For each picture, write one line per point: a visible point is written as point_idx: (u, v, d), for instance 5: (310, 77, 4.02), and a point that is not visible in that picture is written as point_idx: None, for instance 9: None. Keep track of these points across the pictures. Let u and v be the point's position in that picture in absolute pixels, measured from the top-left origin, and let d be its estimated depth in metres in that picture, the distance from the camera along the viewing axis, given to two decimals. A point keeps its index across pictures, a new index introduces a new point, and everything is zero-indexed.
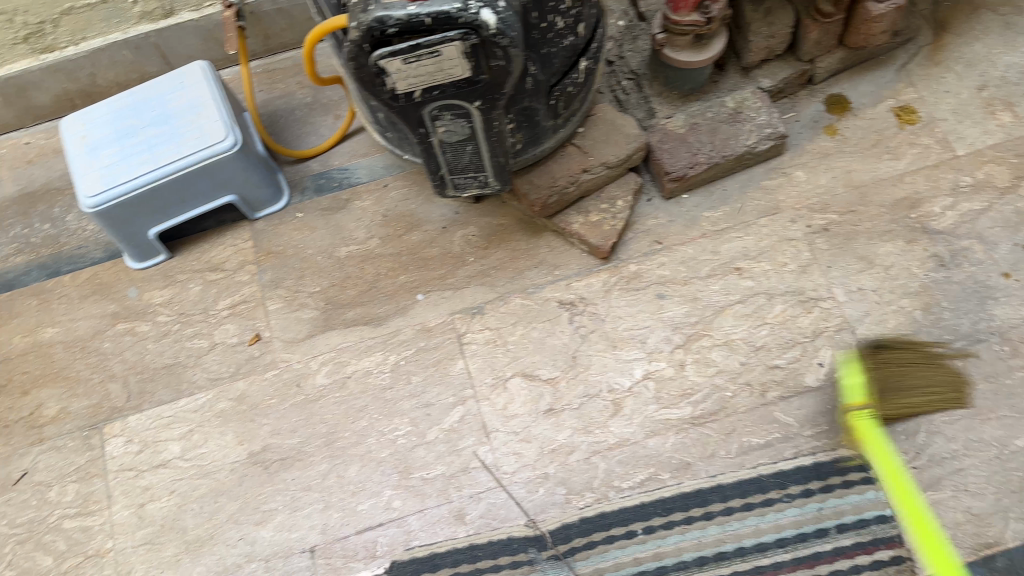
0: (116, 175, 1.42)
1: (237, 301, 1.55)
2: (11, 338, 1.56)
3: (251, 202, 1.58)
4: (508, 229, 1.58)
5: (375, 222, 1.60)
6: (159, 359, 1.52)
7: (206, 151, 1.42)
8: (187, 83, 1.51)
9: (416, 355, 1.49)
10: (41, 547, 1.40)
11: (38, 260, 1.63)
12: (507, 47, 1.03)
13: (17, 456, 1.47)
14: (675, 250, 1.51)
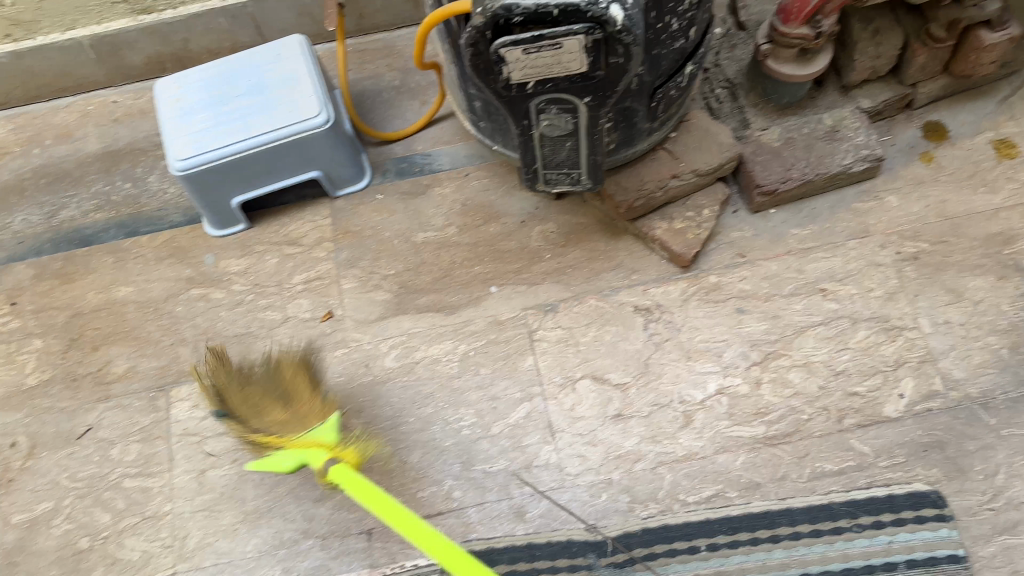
0: (208, 141, 1.43)
1: (312, 277, 1.55)
2: (85, 293, 1.57)
3: (333, 180, 1.58)
4: (587, 229, 1.55)
5: (454, 210, 1.59)
6: (231, 327, 1.52)
7: (298, 125, 1.43)
8: (284, 56, 1.52)
9: (485, 347, 1.46)
10: (100, 503, 1.40)
11: (118, 218, 1.64)
12: (629, 45, 1.01)
13: (82, 411, 1.47)
14: (758, 265, 1.48)
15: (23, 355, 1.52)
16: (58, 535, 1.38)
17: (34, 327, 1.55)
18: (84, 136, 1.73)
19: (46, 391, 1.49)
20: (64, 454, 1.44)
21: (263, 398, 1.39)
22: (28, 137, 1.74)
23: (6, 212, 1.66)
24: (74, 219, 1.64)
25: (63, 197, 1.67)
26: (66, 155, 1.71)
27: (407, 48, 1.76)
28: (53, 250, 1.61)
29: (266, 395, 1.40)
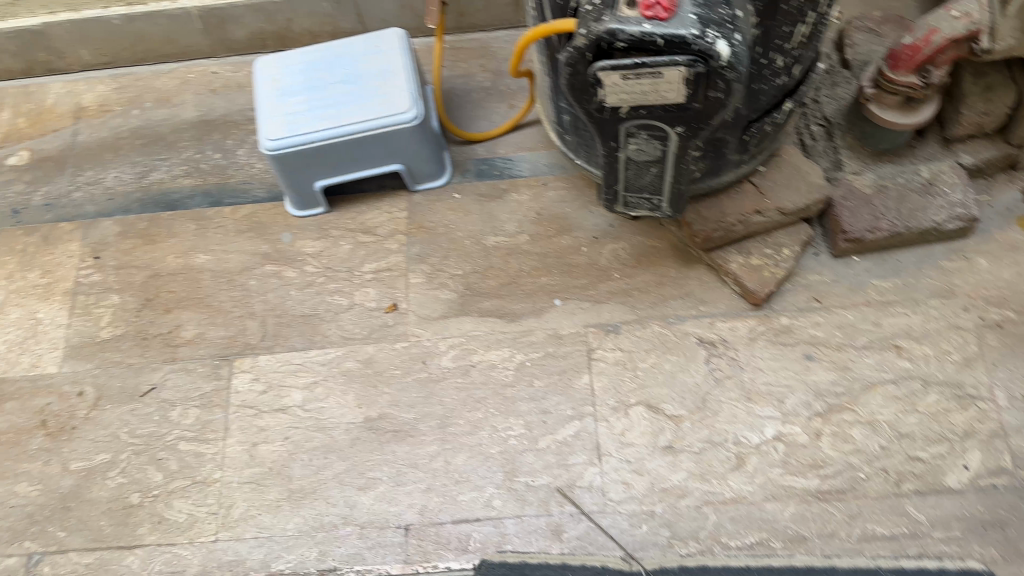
0: (300, 124, 1.46)
1: (382, 267, 1.57)
2: (164, 255, 1.62)
3: (414, 173, 1.60)
4: (660, 253, 1.53)
5: (529, 218, 1.59)
6: (298, 307, 1.55)
7: (388, 119, 1.45)
8: (383, 48, 1.54)
9: (543, 359, 1.46)
10: (154, 462, 1.45)
11: (204, 187, 1.68)
12: (731, 81, 0.99)
13: (148, 369, 1.52)
14: (833, 313, 1.44)
15: (99, 309, 1.58)
16: (112, 487, 1.43)
17: (113, 282, 1.60)
18: (181, 102, 1.78)
19: (117, 346, 1.55)
20: (127, 409, 1.49)
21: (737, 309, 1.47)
22: (129, 97, 1.80)
23: (100, 168, 1.72)
24: (163, 182, 1.70)
25: (155, 159, 1.72)
26: (163, 119, 1.76)
27: (502, 50, 1.76)
28: (139, 210, 1.67)
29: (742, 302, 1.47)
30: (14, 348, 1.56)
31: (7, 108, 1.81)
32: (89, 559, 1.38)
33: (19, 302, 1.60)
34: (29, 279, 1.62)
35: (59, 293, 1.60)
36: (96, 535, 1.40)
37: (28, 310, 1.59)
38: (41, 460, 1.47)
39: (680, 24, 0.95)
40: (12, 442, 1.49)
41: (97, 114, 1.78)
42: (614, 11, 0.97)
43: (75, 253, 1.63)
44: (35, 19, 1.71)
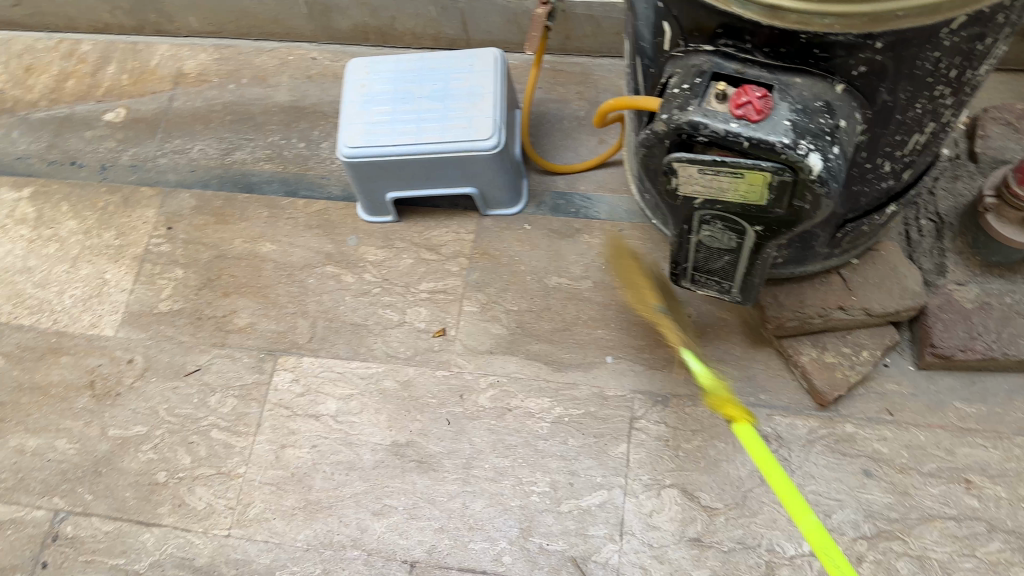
0: (380, 134, 1.43)
1: (439, 288, 1.55)
2: (233, 238, 1.63)
3: (487, 197, 1.55)
4: (727, 326, 1.43)
5: (596, 263, 1.52)
6: (350, 315, 1.55)
7: (466, 144, 1.41)
8: (476, 67, 1.48)
9: (582, 418, 1.40)
10: (185, 444, 1.47)
11: (283, 174, 1.68)
12: (821, 195, 0.89)
13: (197, 350, 1.54)
14: (904, 430, 1.33)
15: (163, 280, 1.61)
16: (142, 461, 1.47)
17: (180, 256, 1.62)
18: (276, 84, 1.77)
19: (173, 321, 1.57)
20: (170, 386, 1.52)
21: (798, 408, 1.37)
22: (228, 70, 1.80)
23: (189, 138, 1.74)
24: (245, 162, 1.70)
25: (242, 138, 1.72)
26: (256, 98, 1.76)
27: (603, 80, 1.68)
28: (217, 187, 1.68)
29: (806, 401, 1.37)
30: (79, 303, 1.61)
31: (114, 62, 1.85)
32: (109, 528, 1.42)
33: (91, 259, 1.64)
34: (104, 239, 1.66)
35: (128, 258, 1.63)
36: (118, 505, 1.44)
37: (97, 269, 1.63)
38: (83, 419, 1.51)
39: (771, 128, 0.85)
40: (61, 397, 1.54)
41: (195, 83, 1.79)
42: (701, 101, 0.88)
43: (150, 220, 1.66)
44: None
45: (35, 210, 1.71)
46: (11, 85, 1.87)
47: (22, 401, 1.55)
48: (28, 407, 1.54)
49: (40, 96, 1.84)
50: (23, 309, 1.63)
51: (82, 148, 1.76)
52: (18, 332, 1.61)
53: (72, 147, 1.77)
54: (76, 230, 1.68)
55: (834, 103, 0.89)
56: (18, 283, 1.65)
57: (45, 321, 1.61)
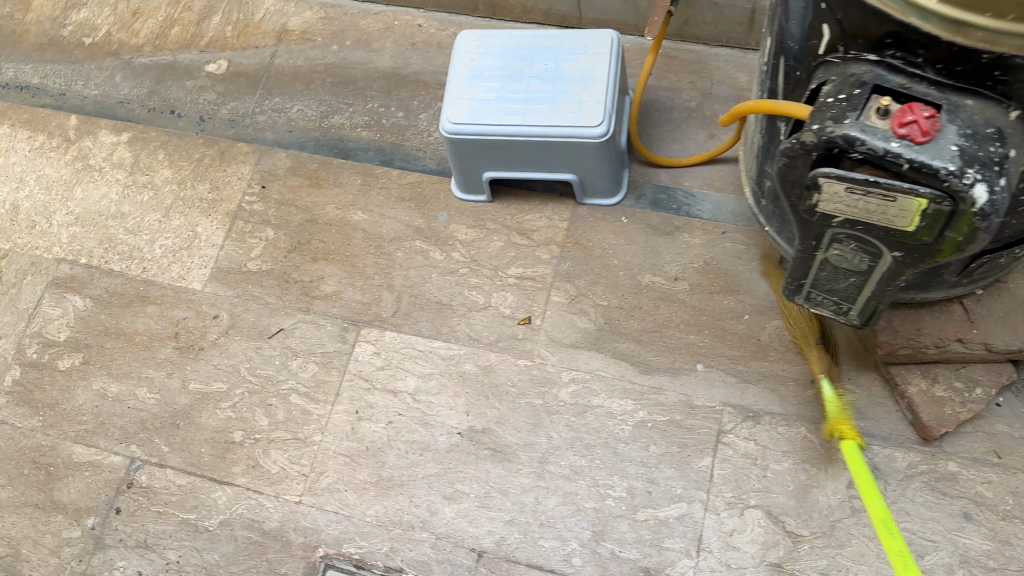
0: (486, 112, 1.39)
1: (527, 275, 1.51)
2: (326, 203, 1.61)
3: (586, 185, 1.50)
4: (830, 346, 1.36)
5: (695, 265, 1.45)
6: (436, 292, 1.52)
7: (575, 129, 1.36)
8: (591, 48, 1.42)
9: (667, 426, 1.34)
10: (263, 406, 1.47)
11: (380, 143, 1.66)
12: (979, 228, 0.82)
13: (282, 313, 1.54)
14: (1011, 475, 1.25)
15: (253, 239, 1.60)
16: (219, 418, 1.48)
17: (272, 217, 1.61)
18: (380, 49, 1.73)
19: (261, 281, 1.57)
20: (253, 346, 1.52)
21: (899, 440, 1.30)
22: (333, 30, 1.77)
23: (289, 97, 1.71)
24: (343, 127, 1.68)
25: (341, 102, 1.70)
26: (359, 62, 1.72)
27: (719, 70, 1.60)
28: (314, 149, 1.66)
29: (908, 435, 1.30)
30: (169, 254, 1.62)
31: (219, 13, 1.83)
32: (183, 481, 1.44)
33: (183, 211, 1.65)
34: (198, 191, 1.66)
35: (220, 213, 1.63)
36: (193, 460, 1.45)
37: (189, 222, 1.64)
38: (164, 370, 1.53)
39: (936, 151, 0.78)
40: (144, 345, 1.55)
41: (298, 40, 1.76)
42: (859, 114, 0.81)
43: (245, 177, 1.65)
44: None
45: (132, 156, 1.72)
46: (118, 28, 1.87)
47: (107, 345, 1.56)
48: (112, 353, 1.56)
49: (146, 41, 1.84)
50: (114, 254, 1.64)
51: (182, 98, 1.75)
52: (107, 277, 1.62)
53: (172, 96, 1.76)
54: (171, 180, 1.68)
55: (1006, 130, 0.81)
56: (111, 227, 1.66)
57: (134, 269, 1.62)
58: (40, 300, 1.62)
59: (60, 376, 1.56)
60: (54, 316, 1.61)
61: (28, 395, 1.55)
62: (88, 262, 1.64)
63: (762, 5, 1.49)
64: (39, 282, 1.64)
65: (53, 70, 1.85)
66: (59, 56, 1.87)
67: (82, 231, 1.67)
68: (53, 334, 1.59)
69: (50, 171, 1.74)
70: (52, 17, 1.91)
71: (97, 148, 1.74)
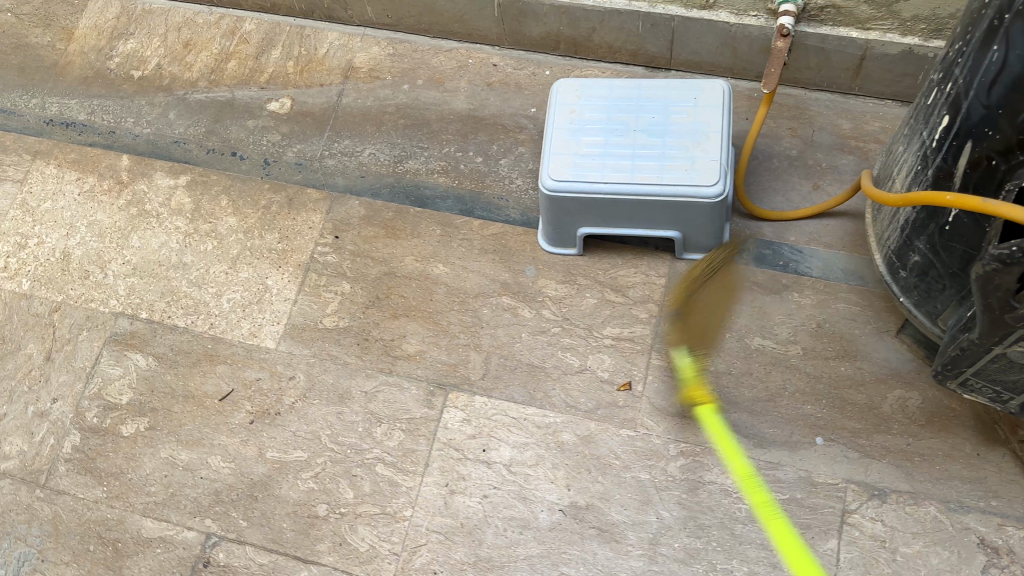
0: (590, 169, 1.31)
1: (625, 335, 1.42)
2: (404, 255, 1.53)
3: (687, 242, 1.42)
4: (957, 418, 1.29)
5: (806, 328, 1.38)
6: (527, 354, 1.43)
7: (689, 189, 1.28)
8: (700, 102, 1.34)
9: (786, 504, 1.27)
10: (348, 477, 1.38)
11: (459, 190, 1.58)
12: None
13: (362, 375, 1.45)
14: None
15: (328, 293, 1.52)
16: (301, 490, 1.38)
17: (347, 269, 1.53)
18: (454, 88, 1.65)
19: (338, 340, 1.48)
20: (333, 411, 1.43)
21: None
22: (402, 67, 1.69)
23: (359, 139, 1.64)
24: (418, 173, 1.60)
25: (416, 145, 1.62)
26: (432, 103, 1.65)
27: (819, 116, 1.52)
28: (389, 197, 1.58)
29: None
30: (238, 309, 1.53)
31: (279, 47, 1.74)
32: (264, 560, 1.34)
33: (251, 262, 1.56)
34: (266, 241, 1.57)
35: (292, 264, 1.55)
36: (274, 536, 1.36)
37: (258, 274, 1.55)
38: (239, 437, 1.43)
39: None
40: (216, 409, 1.46)
41: (367, 79, 1.68)
42: None
43: (316, 226, 1.57)
44: None
45: (192, 202, 1.62)
46: (169, 61, 1.76)
47: (174, 409, 1.47)
48: (181, 417, 1.46)
49: (200, 75, 1.74)
50: (177, 308, 1.54)
51: (243, 139, 1.67)
52: (171, 334, 1.53)
53: (233, 136, 1.67)
54: (236, 229, 1.59)
55: None
56: (173, 278, 1.57)
57: (201, 325, 1.53)
58: (98, 358, 1.52)
59: (124, 443, 1.46)
60: (114, 376, 1.51)
61: (90, 463, 1.45)
62: (150, 317, 1.54)
63: (874, 52, 1.41)
64: (96, 338, 1.54)
65: (100, 105, 1.74)
66: (106, 90, 1.76)
67: (141, 282, 1.57)
68: (114, 396, 1.49)
69: (102, 216, 1.64)
70: (97, 48, 1.80)
71: (153, 192, 1.64)
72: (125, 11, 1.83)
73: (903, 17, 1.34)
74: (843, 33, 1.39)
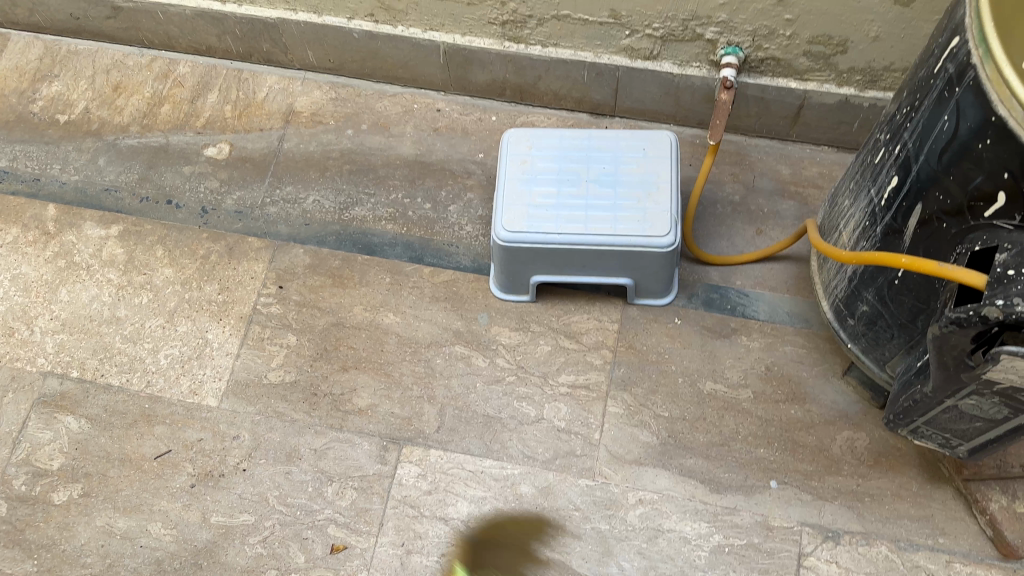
0: (543, 220, 1.31)
1: (580, 382, 1.41)
2: (352, 305, 1.50)
3: (639, 287, 1.43)
4: (902, 457, 1.33)
5: (756, 371, 1.40)
6: (482, 405, 1.40)
7: (640, 239, 1.29)
8: (649, 153, 1.37)
9: (745, 550, 1.27)
10: (298, 540, 1.31)
11: (408, 237, 1.56)
12: None
13: (311, 433, 1.39)
14: None
15: (273, 346, 1.47)
16: (249, 556, 1.31)
17: (292, 320, 1.49)
18: (400, 134, 1.64)
19: (285, 396, 1.43)
20: (281, 470, 1.37)
21: (984, 556, 1.25)
22: (346, 113, 1.67)
23: (303, 186, 1.61)
24: (365, 220, 1.58)
25: (362, 192, 1.60)
26: (377, 149, 1.63)
27: (760, 162, 1.56)
28: (335, 245, 1.55)
29: (993, 549, 1.25)
30: (176, 365, 1.46)
31: (215, 91, 1.70)
32: None
33: (190, 314, 1.50)
34: (206, 292, 1.51)
35: (233, 317, 1.49)
36: None
37: (197, 327, 1.49)
38: (181, 502, 1.36)
39: None
40: (155, 473, 1.38)
41: (308, 123, 1.66)
42: None
43: (259, 276, 1.52)
44: (273, 12, 1.57)
45: (125, 253, 1.55)
46: (97, 104, 1.69)
47: (110, 474, 1.39)
48: (117, 482, 1.38)
49: (132, 120, 1.68)
50: (111, 365, 1.47)
51: (178, 186, 1.61)
52: (105, 394, 1.45)
53: (168, 184, 1.62)
54: (173, 280, 1.53)
55: None
56: (106, 334, 1.49)
57: (136, 383, 1.45)
58: (26, 422, 1.43)
59: (55, 512, 1.36)
60: (44, 440, 1.42)
61: (17, 536, 1.35)
62: (81, 376, 1.46)
63: (811, 101, 1.45)
64: (23, 401, 1.45)
65: (23, 151, 1.66)
66: (29, 135, 1.67)
67: (72, 339, 1.49)
68: (44, 463, 1.40)
69: (27, 269, 1.55)
70: (18, 91, 1.72)
71: (83, 244, 1.56)
72: (48, 52, 1.76)
73: (839, 69, 1.38)
74: (781, 84, 1.44)
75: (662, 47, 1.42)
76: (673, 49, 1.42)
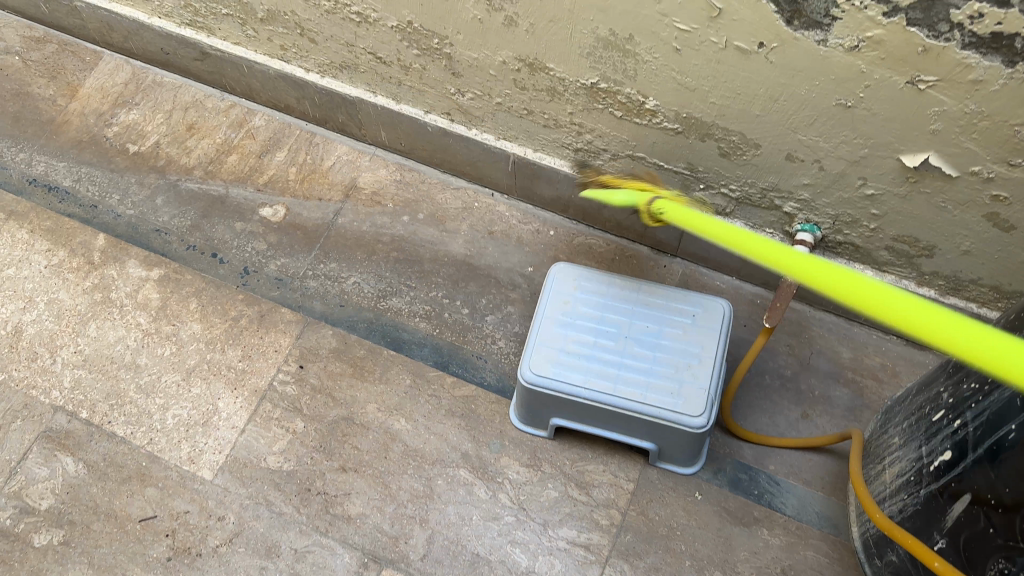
0: (571, 370, 1.24)
1: (580, 540, 1.32)
2: (367, 401, 1.45)
3: (662, 453, 1.34)
4: None
5: (770, 571, 1.29)
6: (474, 541, 1.32)
7: (669, 413, 1.21)
8: (699, 320, 1.29)
9: None
10: None
11: (437, 341, 1.51)
12: None
13: (294, 530, 1.33)
14: None
15: (279, 428, 1.42)
16: None
17: (304, 406, 1.44)
18: (454, 230, 1.61)
19: (279, 485, 1.37)
20: (257, 564, 1.30)
21: None
22: (406, 198, 1.65)
23: (347, 265, 1.58)
24: (399, 313, 1.54)
25: (403, 282, 1.57)
26: (429, 242, 1.60)
27: (820, 338, 1.46)
28: (364, 333, 1.52)
29: None
30: (181, 428, 1.43)
31: (285, 150, 1.70)
32: None
33: (206, 377, 1.47)
34: (227, 357, 1.49)
35: (247, 389, 1.46)
36: None
37: (210, 391, 1.46)
38: (152, 573, 1.29)
39: None
40: (135, 537, 1.32)
41: (367, 202, 1.64)
42: None
43: (283, 349, 1.50)
44: (353, 89, 1.55)
45: (160, 298, 1.55)
46: (168, 141, 1.71)
47: (93, 527, 1.33)
48: (98, 537, 1.33)
49: (197, 163, 1.69)
50: (119, 414, 1.44)
51: (227, 241, 1.61)
52: (106, 442, 1.42)
53: (217, 236, 1.61)
54: (199, 337, 1.51)
55: None
56: (122, 380, 1.48)
57: (139, 437, 1.42)
58: (27, 454, 1.40)
59: (33, 554, 1.31)
60: (39, 477, 1.38)
61: None
62: (90, 418, 1.44)
63: None
64: (29, 431, 1.42)
65: (88, 174, 1.67)
66: (98, 159, 1.69)
67: (89, 376, 1.48)
68: (34, 500, 1.36)
69: (64, 296, 1.55)
70: (97, 112, 1.74)
71: (122, 281, 1.56)
72: (135, 79, 1.79)
73: (922, 270, 1.28)
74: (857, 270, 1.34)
75: (736, 207, 1.34)
76: (748, 213, 1.34)
